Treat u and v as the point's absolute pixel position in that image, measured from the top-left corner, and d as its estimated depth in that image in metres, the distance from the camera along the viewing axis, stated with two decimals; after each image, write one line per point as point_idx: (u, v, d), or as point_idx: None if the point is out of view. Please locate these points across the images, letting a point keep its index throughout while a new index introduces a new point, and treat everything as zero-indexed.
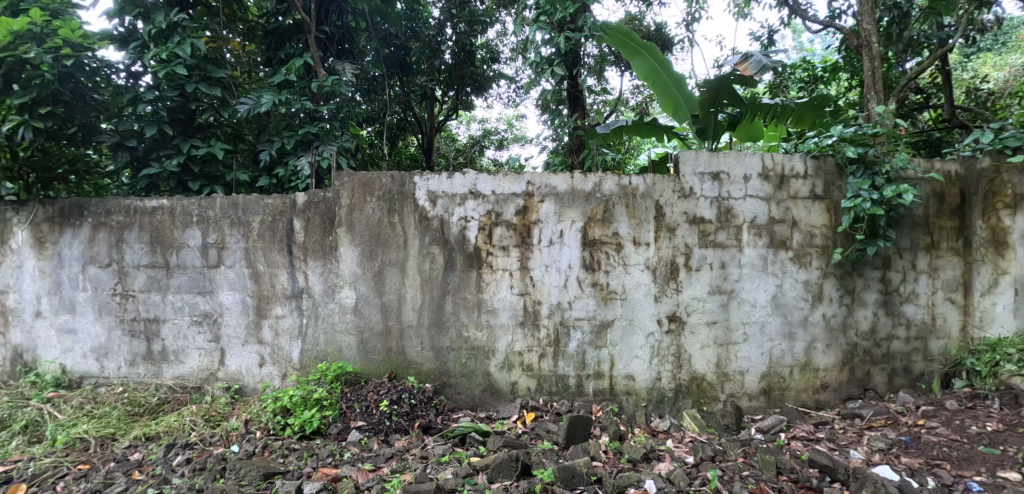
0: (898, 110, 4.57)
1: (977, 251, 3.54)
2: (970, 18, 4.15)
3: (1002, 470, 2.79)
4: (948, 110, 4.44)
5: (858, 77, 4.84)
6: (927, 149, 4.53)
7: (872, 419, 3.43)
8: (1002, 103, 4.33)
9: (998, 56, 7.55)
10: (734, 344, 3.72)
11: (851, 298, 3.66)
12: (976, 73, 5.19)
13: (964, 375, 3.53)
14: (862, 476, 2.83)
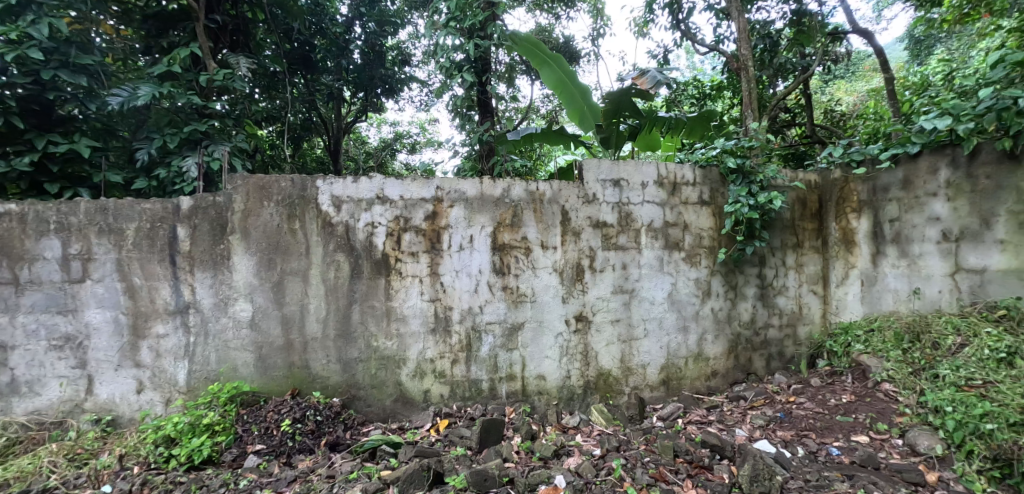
0: (770, 127, 5.12)
1: (833, 248, 4.09)
2: (825, 49, 4.77)
3: (855, 434, 3.24)
4: (809, 128, 5.07)
5: (739, 96, 5.34)
6: (794, 160, 5.04)
7: (753, 399, 3.82)
8: (850, 123, 5.03)
9: (849, 85, 8.69)
10: (636, 340, 3.96)
11: (734, 292, 4.05)
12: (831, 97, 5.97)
13: (825, 356, 4.04)
14: (744, 451, 3.16)
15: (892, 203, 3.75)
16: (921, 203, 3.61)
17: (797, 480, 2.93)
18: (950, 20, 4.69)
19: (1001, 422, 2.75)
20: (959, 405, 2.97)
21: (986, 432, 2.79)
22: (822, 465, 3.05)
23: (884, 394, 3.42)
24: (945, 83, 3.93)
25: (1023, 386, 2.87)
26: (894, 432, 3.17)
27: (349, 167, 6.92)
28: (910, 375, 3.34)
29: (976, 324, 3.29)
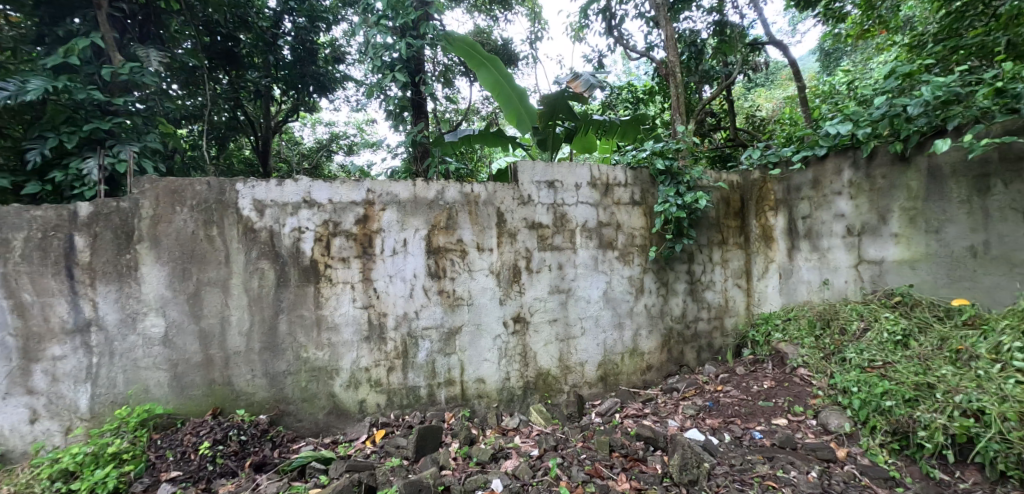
0: (697, 130, 5.30)
1: (754, 244, 4.32)
2: (745, 59, 5.03)
3: (775, 418, 3.42)
4: (732, 131, 5.29)
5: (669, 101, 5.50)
6: (721, 162, 5.28)
7: (685, 390, 3.95)
8: (768, 128, 5.30)
9: (769, 91, 9.22)
10: (574, 338, 4.01)
11: (666, 289, 4.18)
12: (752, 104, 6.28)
13: (750, 345, 4.23)
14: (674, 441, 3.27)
15: (804, 201, 3.99)
16: (828, 200, 3.85)
17: (723, 465, 3.06)
18: (852, 36, 4.98)
19: (898, 399, 2.96)
20: (863, 385, 3.18)
21: (886, 407, 3.00)
22: (746, 449, 3.20)
23: (800, 378, 3.63)
24: (848, 91, 4.19)
25: (915, 365, 3.06)
26: (809, 414, 3.37)
27: (280, 169, 6.57)
28: (821, 360, 3.55)
29: (876, 310, 3.49)
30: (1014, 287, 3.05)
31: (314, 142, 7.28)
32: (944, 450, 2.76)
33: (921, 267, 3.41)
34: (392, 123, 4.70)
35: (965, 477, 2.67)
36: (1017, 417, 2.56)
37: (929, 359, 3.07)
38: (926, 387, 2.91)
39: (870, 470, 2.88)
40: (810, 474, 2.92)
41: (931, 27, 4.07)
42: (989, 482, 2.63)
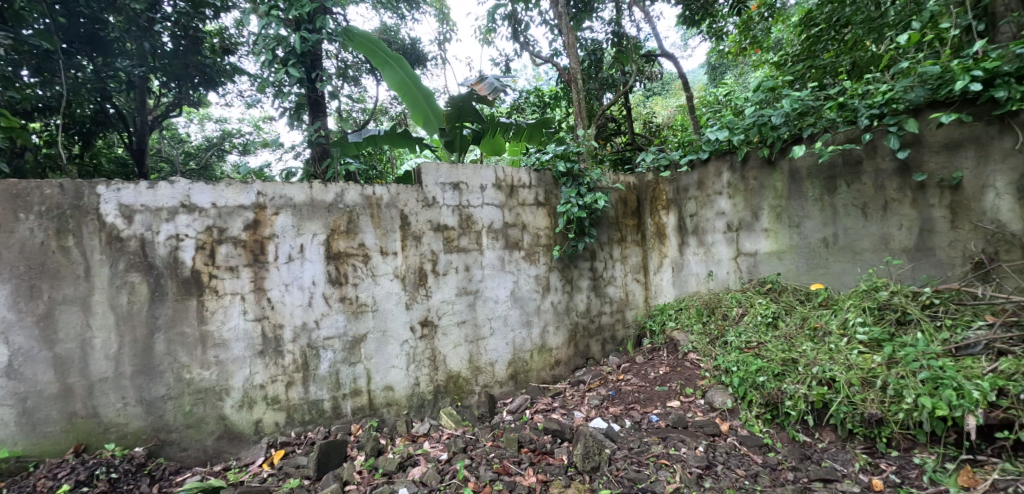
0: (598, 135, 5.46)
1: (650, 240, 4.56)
2: (640, 69, 5.26)
3: (668, 402, 3.62)
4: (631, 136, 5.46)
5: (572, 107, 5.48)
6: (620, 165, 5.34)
7: (591, 382, 4.09)
8: (661, 134, 5.57)
9: (665, 99, 9.76)
10: (482, 339, 4.00)
11: (571, 285, 4.29)
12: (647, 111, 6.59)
13: (649, 335, 4.45)
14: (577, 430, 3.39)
15: (691, 200, 4.25)
16: (711, 199, 4.11)
17: (623, 450, 3.23)
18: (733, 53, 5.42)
19: (770, 374, 3.25)
20: (741, 364, 3.43)
21: (760, 382, 3.28)
22: (644, 433, 3.39)
23: (690, 363, 3.84)
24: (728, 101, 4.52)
25: (783, 345, 3.34)
26: (698, 394, 3.59)
27: (161, 169, 5.81)
28: (707, 344, 3.80)
29: (752, 297, 3.78)
30: (858, 272, 3.37)
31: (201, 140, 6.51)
32: (805, 416, 3.07)
33: (787, 257, 3.71)
34: (289, 120, 4.33)
35: (822, 438, 3.01)
36: (858, 382, 2.90)
37: (793, 337, 3.37)
38: (791, 362, 3.22)
39: (747, 439, 3.15)
40: (698, 448, 3.14)
41: (794, 48, 4.43)
42: (841, 440, 2.97)
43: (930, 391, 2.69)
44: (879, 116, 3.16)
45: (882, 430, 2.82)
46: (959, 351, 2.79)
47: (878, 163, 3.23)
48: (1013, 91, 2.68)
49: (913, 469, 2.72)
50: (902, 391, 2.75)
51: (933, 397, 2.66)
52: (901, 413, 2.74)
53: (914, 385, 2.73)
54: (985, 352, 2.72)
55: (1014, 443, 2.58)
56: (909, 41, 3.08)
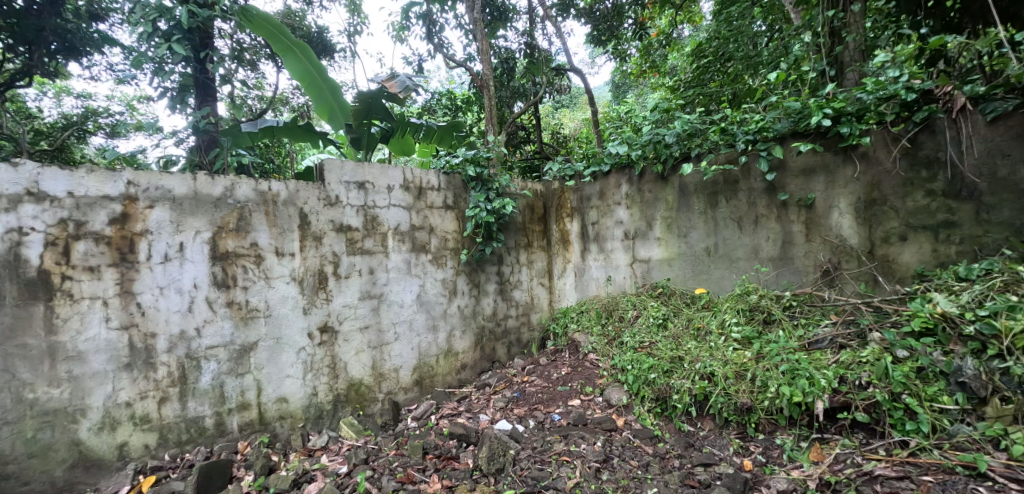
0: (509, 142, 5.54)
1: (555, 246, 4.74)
2: (550, 82, 5.44)
3: (569, 400, 3.77)
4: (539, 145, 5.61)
5: (484, 113, 5.54)
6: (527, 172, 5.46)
7: (496, 384, 4.14)
8: (567, 144, 5.80)
9: (572, 111, 10.13)
10: (386, 344, 3.86)
11: (477, 289, 4.31)
12: (557, 121, 6.81)
13: (553, 337, 4.61)
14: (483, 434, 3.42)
15: (592, 209, 4.50)
16: (610, 209, 4.38)
17: (526, 450, 3.32)
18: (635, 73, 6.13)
19: (660, 371, 3.53)
20: (635, 363, 3.69)
21: (651, 379, 3.54)
22: (546, 431, 3.51)
23: (590, 362, 4.04)
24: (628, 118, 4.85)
25: (672, 345, 3.65)
26: (597, 392, 3.78)
27: None
28: (606, 344, 4.03)
29: (645, 300, 4.10)
30: (734, 277, 3.81)
31: (54, 119, 5.11)
32: (689, 407, 3.34)
33: (675, 264, 4.09)
34: (169, 103, 3.74)
35: (702, 427, 3.27)
36: (733, 375, 3.24)
37: (680, 337, 3.70)
38: (679, 359, 3.53)
39: (640, 432, 3.36)
40: (597, 444, 3.30)
41: (686, 75, 5.03)
42: (718, 427, 3.24)
43: (788, 381, 3.05)
44: (753, 142, 3.62)
45: (751, 417, 3.12)
46: (810, 345, 3.22)
47: (751, 183, 3.68)
48: (853, 128, 3.20)
49: (776, 448, 3.01)
50: (767, 382, 3.10)
51: (790, 385, 3.02)
52: (765, 401, 3.07)
53: (775, 376, 3.09)
54: (830, 345, 3.16)
55: (851, 422, 2.93)
56: (777, 78, 3.55)
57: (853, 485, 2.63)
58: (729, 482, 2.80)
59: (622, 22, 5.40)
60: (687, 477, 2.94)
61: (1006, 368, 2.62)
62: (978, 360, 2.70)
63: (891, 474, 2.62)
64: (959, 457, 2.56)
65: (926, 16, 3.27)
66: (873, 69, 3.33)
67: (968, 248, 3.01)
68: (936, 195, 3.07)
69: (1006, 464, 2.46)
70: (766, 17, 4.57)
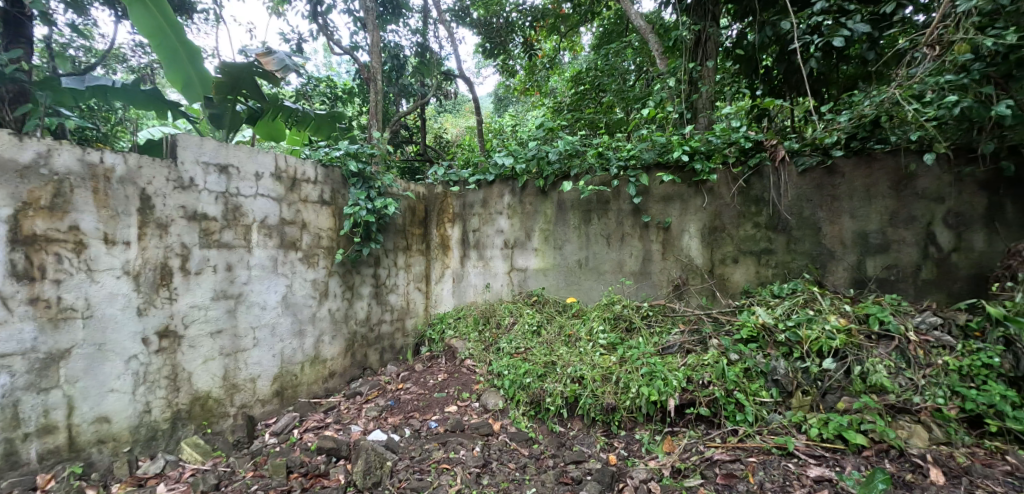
0: (392, 141, 5.39)
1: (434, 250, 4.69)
2: (439, 85, 5.43)
3: (446, 406, 3.72)
4: (423, 147, 5.55)
5: (367, 105, 5.42)
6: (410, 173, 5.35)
7: (368, 393, 3.93)
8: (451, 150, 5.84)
9: (454, 117, 10.20)
10: (243, 351, 3.40)
11: (351, 292, 4.04)
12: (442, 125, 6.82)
13: (427, 342, 4.56)
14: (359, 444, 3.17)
15: (474, 216, 4.57)
16: (492, 218, 4.50)
17: (404, 460, 3.17)
18: (519, 89, 6.72)
19: (535, 375, 3.62)
20: (510, 368, 3.77)
21: (526, 383, 3.61)
22: (423, 440, 3.39)
23: (467, 368, 4.06)
24: (513, 131, 5.05)
25: (544, 350, 3.82)
26: (474, 397, 3.77)
27: None
28: (483, 350, 4.09)
29: (521, 307, 4.27)
30: (601, 288, 4.18)
31: None
32: (561, 409, 3.42)
33: (550, 274, 4.34)
34: None
35: (572, 427, 3.34)
36: (600, 378, 3.40)
37: (552, 343, 3.88)
38: (551, 364, 3.67)
39: (515, 435, 3.35)
40: (476, 449, 3.24)
41: (565, 99, 5.69)
42: (586, 426, 3.33)
43: (647, 381, 3.27)
44: (624, 168, 4.02)
45: (615, 416, 3.26)
46: (663, 350, 3.53)
47: (620, 205, 4.08)
48: (704, 166, 3.73)
49: (635, 443, 3.15)
50: (629, 384, 3.28)
51: (649, 386, 3.24)
52: (627, 400, 3.24)
53: (636, 378, 3.30)
54: (679, 350, 3.51)
55: (696, 416, 3.19)
56: (647, 114, 4.04)
57: (699, 470, 2.84)
58: (599, 476, 2.87)
59: (511, 40, 5.74)
60: (561, 475, 2.96)
61: (806, 367, 3.10)
62: (788, 361, 3.16)
63: (725, 457, 2.87)
64: (774, 439, 2.89)
65: (758, 81, 4.05)
66: (720, 118, 3.98)
67: (780, 272, 3.64)
68: (760, 226, 3.68)
69: (807, 444, 2.84)
70: (635, 60, 5.22)
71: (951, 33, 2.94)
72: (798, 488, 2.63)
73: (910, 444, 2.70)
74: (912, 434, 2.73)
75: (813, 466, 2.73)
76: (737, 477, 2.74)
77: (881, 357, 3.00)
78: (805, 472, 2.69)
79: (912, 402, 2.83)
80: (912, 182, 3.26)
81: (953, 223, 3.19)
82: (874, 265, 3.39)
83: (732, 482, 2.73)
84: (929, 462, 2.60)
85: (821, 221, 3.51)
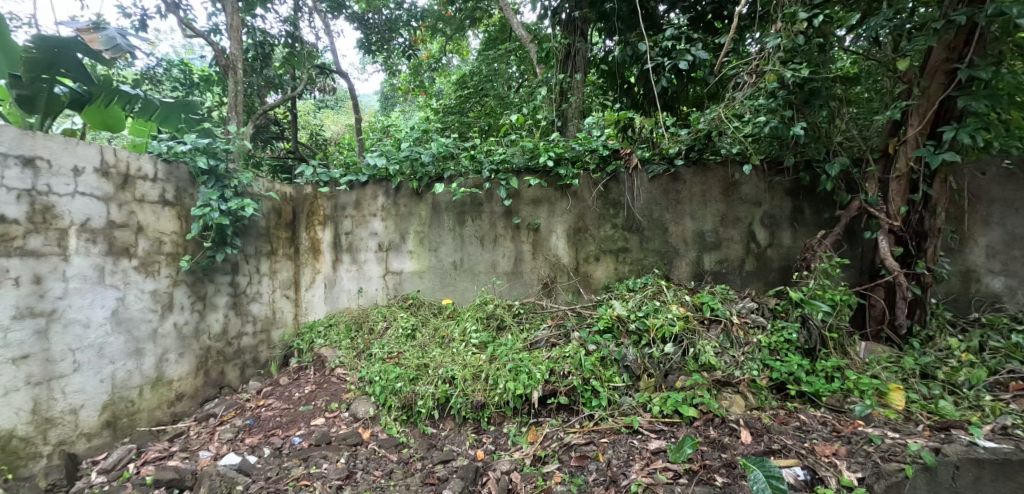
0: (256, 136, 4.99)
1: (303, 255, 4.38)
2: (312, 79, 5.10)
3: (313, 420, 3.50)
4: (294, 144, 5.21)
5: (228, 96, 4.98)
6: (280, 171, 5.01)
7: (223, 414, 3.55)
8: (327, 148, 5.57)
9: (336, 115, 9.67)
10: (60, 378, 2.86)
11: (202, 303, 3.62)
12: (321, 121, 6.48)
13: (297, 354, 4.21)
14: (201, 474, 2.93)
15: (347, 218, 4.36)
16: (366, 220, 4.34)
17: (258, 482, 2.94)
18: (405, 88, 6.70)
19: (406, 379, 3.56)
20: (382, 374, 3.66)
21: (398, 388, 3.54)
22: (283, 458, 3.16)
23: (337, 378, 3.85)
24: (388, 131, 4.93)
25: (418, 352, 3.78)
26: (343, 407, 3.59)
27: None
28: (354, 358, 3.91)
29: (395, 311, 4.18)
30: (475, 289, 4.25)
31: None
32: (432, 411, 3.41)
33: (425, 276, 4.31)
34: None
35: (444, 427, 3.35)
36: (470, 376, 3.46)
37: (426, 346, 3.85)
38: (424, 367, 3.64)
39: (385, 441, 3.28)
40: (340, 461, 3.12)
41: (450, 101, 5.76)
42: (458, 426, 3.35)
43: (513, 377, 3.40)
44: (496, 171, 4.13)
45: (484, 412, 3.33)
46: (531, 346, 3.70)
47: (491, 207, 4.18)
48: (568, 171, 3.98)
49: (503, 436, 3.24)
50: (497, 380, 3.39)
51: (515, 381, 3.36)
52: (496, 396, 3.33)
53: (503, 374, 3.42)
54: (545, 344, 3.69)
55: (557, 405, 3.35)
56: (518, 121, 4.23)
57: (557, 455, 2.99)
58: (463, 473, 2.93)
59: (394, 38, 5.54)
60: (428, 476, 2.97)
61: (652, 353, 3.41)
62: (637, 349, 3.46)
63: (580, 440, 3.05)
64: (623, 420, 3.12)
65: (621, 94, 4.49)
66: (586, 126, 4.30)
67: (636, 268, 4.02)
68: (618, 227, 4.02)
69: (650, 420, 3.10)
70: (518, 67, 5.40)
71: (763, 64, 3.48)
72: (638, 461, 2.84)
73: (730, 412, 3.04)
74: (731, 403, 3.08)
75: (653, 440, 2.97)
76: (589, 457, 2.93)
77: (710, 339, 3.38)
78: (646, 446, 2.93)
79: (733, 375, 3.21)
80: (737, 189, 3.82)
81: (768, 223, 3.79)
82: (709, 260, 3.89)
83: (584, 463, 2.91)
84: (741, 424, 2.92)
85: (667, 222, 3.95)
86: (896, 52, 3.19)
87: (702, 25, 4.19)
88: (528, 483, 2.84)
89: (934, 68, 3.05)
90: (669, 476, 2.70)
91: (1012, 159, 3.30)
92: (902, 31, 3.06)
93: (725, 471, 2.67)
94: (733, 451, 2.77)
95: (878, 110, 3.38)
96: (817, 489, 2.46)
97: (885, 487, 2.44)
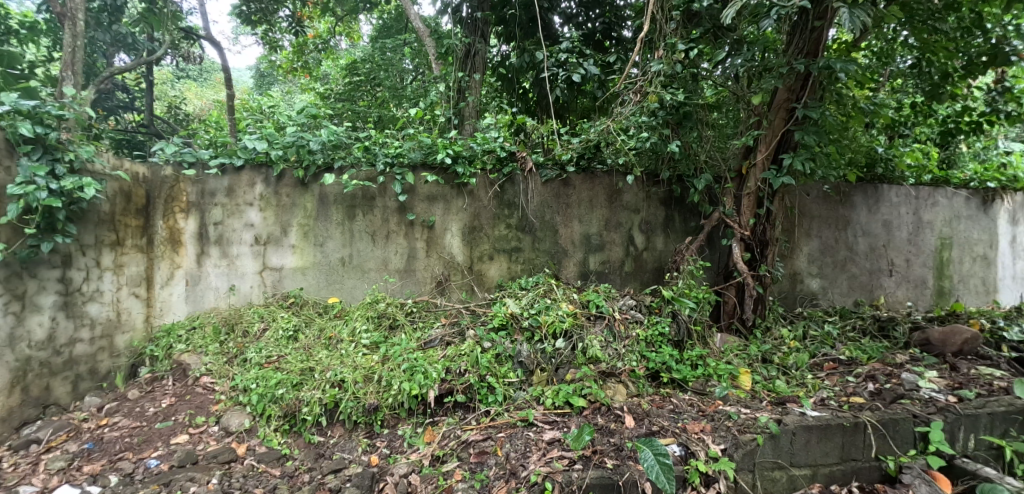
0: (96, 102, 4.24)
1: (158, 248, 3.76)
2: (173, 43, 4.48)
3: (173, 438, 3.03)
4: (147, 118, 4.53)
5: (61, 50, 4.19)
6: (128, 147, 4.32)
7: (51, 439, 2.95)
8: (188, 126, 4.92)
9: (199, 87, 8.45)
10: None
11: (20, 304, 2.93)
12: (179, 94, 5.72)
13: (148, 363, 3.60)
14: None
15: (217, 207, 3.86)
16: (240, 210, 3.89)
17: None
18: (285, 67, 6.20)
19: (288, 385, 3.20)
20: (260, 380, 3.27)
21: (279, 395, 3.17)
22: (136, 486, 2.69)
23: (202, 388, 3.37)
24: (268, 113, 4.50)
25: (302, 355, 3.46)
26: (211, 421, 3.15)
27: None
28: (224, 364, 3.46)
29: (274, 311, 3.82)
30: (365, 287, 4.06)
31: None
32: (319, 417, 3.11)
33: (309, 273, 4.00)
34: None
35: (332, 434, 3.09)
36: (362, 378, 3.23)
37: (310, 348, 3.55)
38: (309, 370, 3.32)
39: (265, 455, 2.94)
40: (211, 482, 2.73)
41: (338, 87, 5.61)
42: (347, 432, 3.12)
43: (408, 377, 3.25)
44: (391, 166, 3.99)
45: (377, 415, 3.14)
46: (425, 345, 3.60)
47: (386, 202, 4.02)
48: (466, 170, 3.99)
49: (398, 439, 3.09)
50: (391, 381, 3.20)
51: (410, 381, 3.21)
52: (390, 397, 3.15)
53: (398, 374, 3.25)
54: (439, 343, 3.63)
55: (454, 403, 3.28)
56: (415, 115, 4.13)
57: (455, 454, 2.93)
58: (358, 481, 2.77)
59: (278, 12, 5.07)
60: (318, 488, 2.75)
61: (544, 349, 3.53)
62: (530, 345, 3.56)
63: (478, 437, 3.01)
64: (519, 414, 3.15)
65: (516, 99, 4.80)
66: (483, 127, 4.34)
67: (528, 267, 4.18)
68: (512, 227, 4.14)
69: (544, 413, 3.17)
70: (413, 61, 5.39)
71: (647, 85, 3.88)
72: (535, 452, 2.89)
73: (615, 400, 3.24)
74: (616, 392, 3.29)
75: (548, 431, 3.04)
76: (488, 453, 2.92)
77: (596, 334, 3.60)
78: (541, 437, 2.99)
79: (617, 366, 3.42)
80: (620, 197, 4.19)
81: (645, 229, 4.22)
82: (594, 261, 4.20)
83: (484, 458, 2.90)
84: (626, 411, 3.13)
85: (558, 224, 4.17)
86: (749, 88, 3.78)
87: (592, 43, 4.68)
88: (428, 484, 2.77)
89: (779, 105, 3.65)
90: (565, 463, 2.80)
91: (829, 186, 4.23)
92: (755, 72, 3.65)
93: (615, 454, 2.85)
94: (620, 435, 2.97)
95: (735, 136, 3.96)
96: (691, 462, 2.78)
97: (742, 455, 2.85)
